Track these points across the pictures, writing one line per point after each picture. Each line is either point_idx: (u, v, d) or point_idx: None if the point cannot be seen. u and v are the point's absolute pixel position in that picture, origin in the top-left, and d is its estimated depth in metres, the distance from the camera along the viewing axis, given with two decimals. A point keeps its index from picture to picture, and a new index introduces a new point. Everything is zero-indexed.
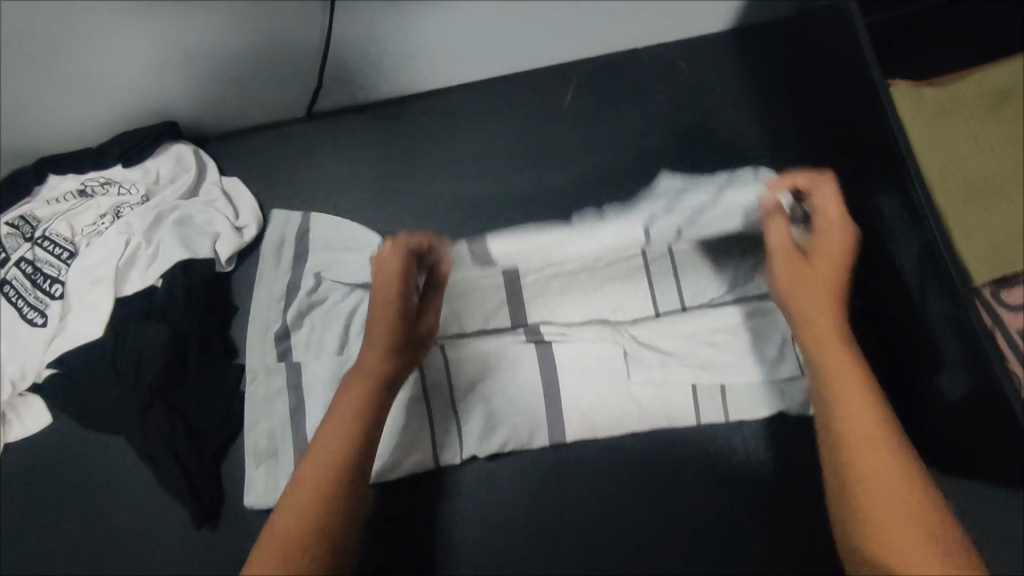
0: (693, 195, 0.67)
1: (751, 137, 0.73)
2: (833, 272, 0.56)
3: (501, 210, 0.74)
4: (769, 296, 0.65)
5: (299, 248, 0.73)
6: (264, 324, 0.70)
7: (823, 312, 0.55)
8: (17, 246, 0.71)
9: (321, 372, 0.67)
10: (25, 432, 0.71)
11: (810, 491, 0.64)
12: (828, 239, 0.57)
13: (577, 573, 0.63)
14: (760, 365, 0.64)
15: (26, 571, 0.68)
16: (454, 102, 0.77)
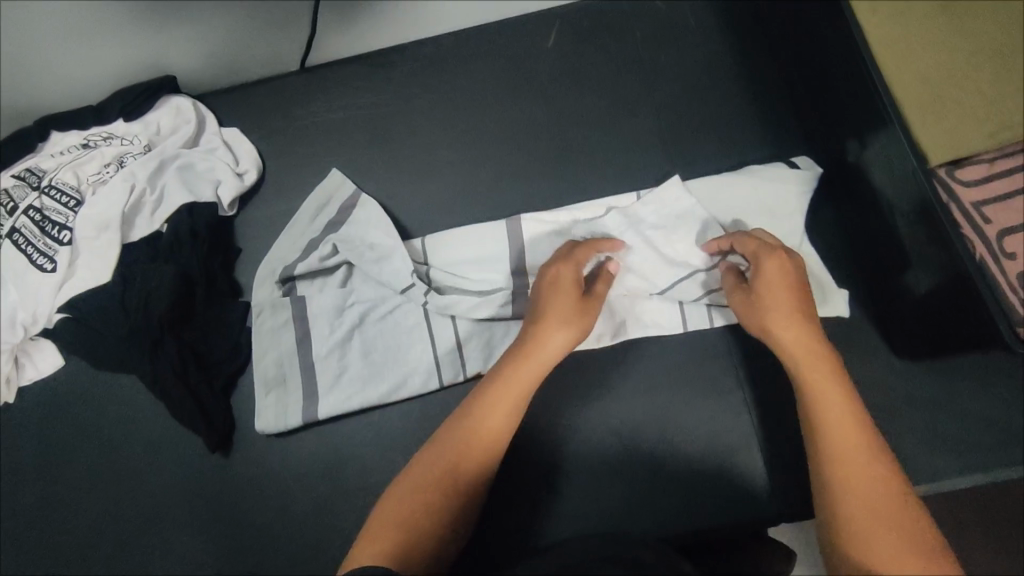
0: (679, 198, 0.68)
1: (732, 66, 0.75)
2: (784, 303, 0.57)
3: (493, 145, 0.76)
4: (750, 213, 0.67)
5: (338, 216, 0.73)
6: (270, 263, 0.72)
7: (796, 338, 0.56)
8: (25, 196, 0.74)
9: (326, 304, 0.70)
10: (38, 374, 0.73)
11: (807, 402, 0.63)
12: (773, 280, 0.58)
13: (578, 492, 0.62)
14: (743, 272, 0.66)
15: (43, 505, 0.70)
16: (443, 47, 0.80)
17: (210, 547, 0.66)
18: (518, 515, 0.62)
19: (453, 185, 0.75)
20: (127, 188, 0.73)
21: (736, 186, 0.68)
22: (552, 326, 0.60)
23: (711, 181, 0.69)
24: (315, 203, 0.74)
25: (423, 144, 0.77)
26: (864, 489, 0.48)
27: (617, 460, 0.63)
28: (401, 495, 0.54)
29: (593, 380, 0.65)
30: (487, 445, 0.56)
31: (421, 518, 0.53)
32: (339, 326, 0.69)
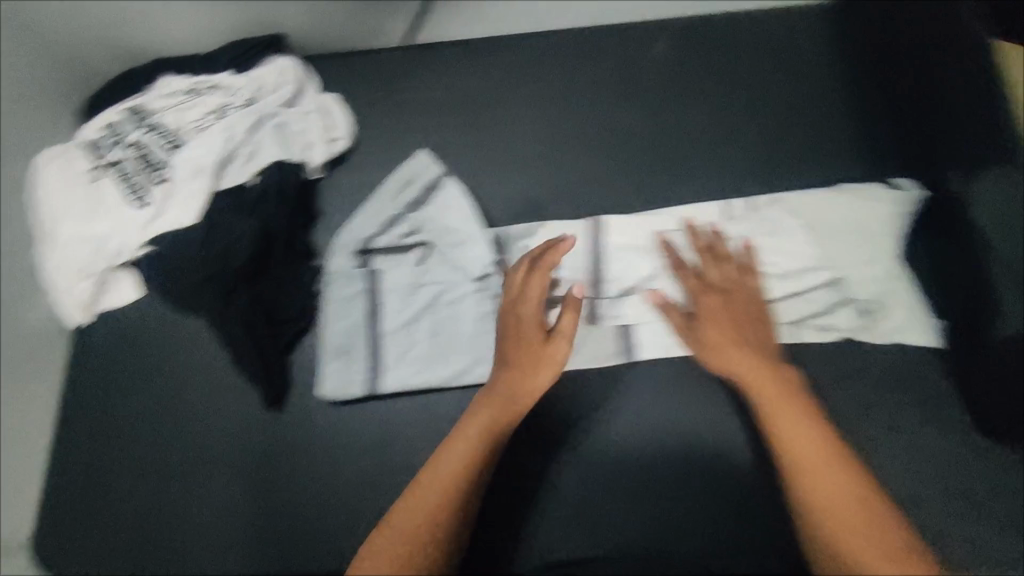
0: (771, 212, 0.72)
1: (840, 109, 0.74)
2: (721, 328, 0.64)
3: (585, 149, 0.76)
4: (830, 244, 0.71)
5: (418, 196, 0.74)
6: (348, 235, 0.74)
7: (739, 355, 0.62)
8: (130, 131, 0.77)
9: (400, 282, 0.72)
10: (115, 304, 0.76)
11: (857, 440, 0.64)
12: (717, 308, 0.65)
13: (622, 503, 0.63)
14: (825, 288, 0.69)
15: (101, 425, 0.72)
16: (551, 44, 0.80)
17: (250, 500, 0.68)
18: (560, 521, 0.63)
19: (538, 182, 0.75)
20: (226, 140, 0.75)
21: (822, 214, 0.72)
22: (511, 359, 0.63)
23: (793, 211, 0.72)
24: (399, 180, 0.75)
25: (514, 135, 0.77)
26: (830, 492, 0.53)
27: (666, 479, 0.64)
28: (399, 519, 0.54)
29: (652, 395, 0.66)
30: (473, 456, 0.57)
31: (426, 533, 0.54)
32: (412, 300, 0.71)
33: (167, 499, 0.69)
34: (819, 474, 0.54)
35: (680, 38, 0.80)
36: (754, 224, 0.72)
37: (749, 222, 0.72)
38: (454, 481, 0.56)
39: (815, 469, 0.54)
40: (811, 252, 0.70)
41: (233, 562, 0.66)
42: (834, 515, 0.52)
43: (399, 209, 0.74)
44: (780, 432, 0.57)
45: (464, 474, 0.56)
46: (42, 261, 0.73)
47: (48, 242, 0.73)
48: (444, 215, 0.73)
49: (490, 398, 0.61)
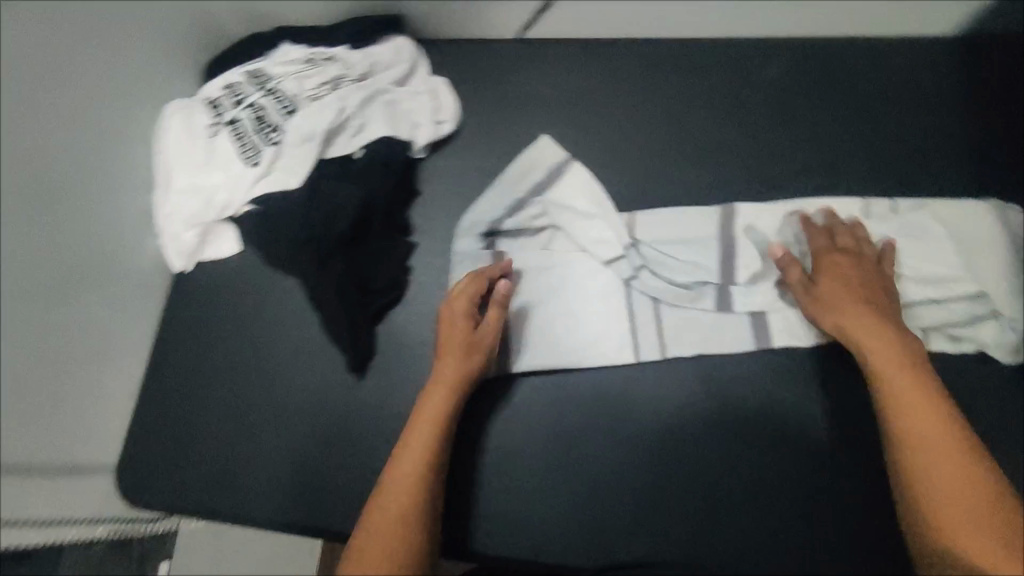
0: (912, 213, 0.72)
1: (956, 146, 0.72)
2: (842, 288, 0.66)
3: (688, 159, 0.76)
4: (965, 257, 0.70)
5: (541, 181, 0.76)
6: (473, 216, 0.76)
7: (855, 315, 0.64)
8: (250, 92, 0.80)
9: (525, 262, 0.75)
10: (217, 255, 0.79)
11: None
12: (845, 271, 0.68)
13: (698, 508, 0.65)
14: (967, 296, 0.68)
15: (191, 368, 0.75)
16: (663, 51, 0.81)
17: (326, 460, 0.70)
18: (630, 519, 0.65)
19: (637, 188, 0.76)
20: (338, 109, 0.77)
21: (953, 227, 0.71)
22: (452, 351, 0.67)
23: (923, 223, 0.71)
24: (518, 166, 0.77)
25: (618, 139, 0.78)
26: (936, 456, 0.56)
27: (749, 488, 0.65)
28: (380, 514, 0.57)
29: (758, 399, 0.68)
30: (429, 444, 0.62)
31: (407, 520, 0.57)
32: (541, 281, 0.74)
33: (247, 449, 0.71)
34: (942, 450, 0.56)
35: (794, 58, 0.79)
36: (892, 226, 0.72)
37: (889, 224, 0.72)
38: (415, 469, 0.60)
39: (937, 445, 0.56)
40: (949, 266, 0.70)
41: (306, 517, 0.68)
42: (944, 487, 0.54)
43: (524, 190, 0.76)
44: (905, 406, 0.59)
45: (422, 462, 0.60)
46: (157, 207, 0.76)
47: (165, 190, 0.76)
48: (569, 198, 0.76)
49: (442, 390, 0.65)
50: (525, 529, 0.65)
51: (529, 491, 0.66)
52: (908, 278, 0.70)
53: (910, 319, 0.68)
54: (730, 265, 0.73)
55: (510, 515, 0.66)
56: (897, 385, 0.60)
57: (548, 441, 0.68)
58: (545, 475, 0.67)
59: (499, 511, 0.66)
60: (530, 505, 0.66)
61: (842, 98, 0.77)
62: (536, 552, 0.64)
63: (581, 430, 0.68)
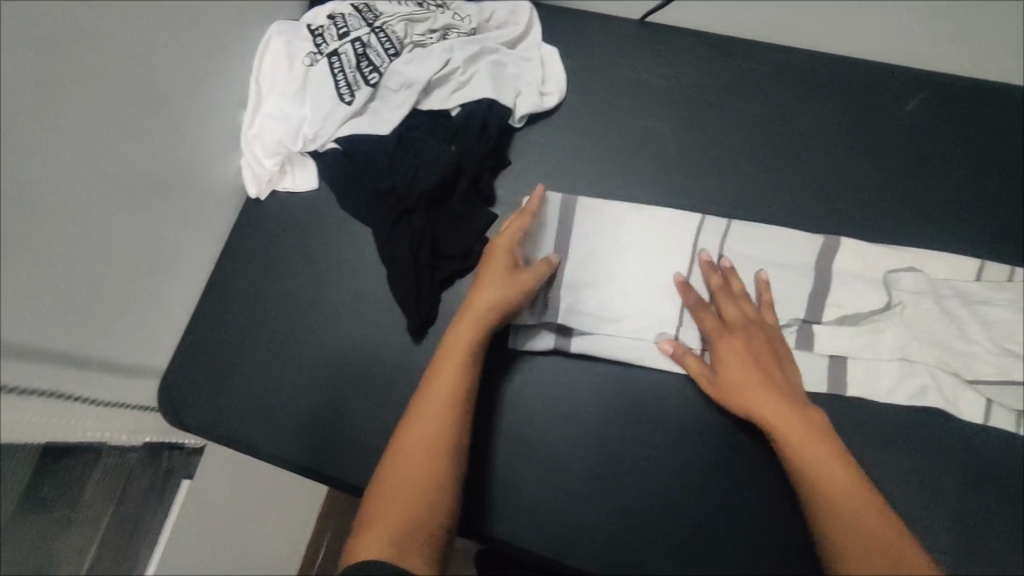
0: None
1: None
2: (738, 338, 0.62)
3: (796, 180, 0.71)
4: None
5: (635, 178, 0.74)
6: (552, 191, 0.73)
7: (752, 384, 0.59)
8: (358, 27, 0.75)
9: (600, 249, 0.70)
10: (293, 187, 0.77)
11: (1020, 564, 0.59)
12: (732, 311, 0.64)
13: (738, 547, 0.60)
14: None
15: (248, 297, 0.74)
16: (790, 61, 0.76)
17: (368, 416, 0.68)
18: (665, 541, 0.60)
19: (737, 200, 0.71)
20: (444, 61, 0.74)
21: None
22: (488, 281, 0.63)
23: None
24: (617, 164, 0.74)
25: (725, 146, 0.73)
26: (849, 533, 0.50)
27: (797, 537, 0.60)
28: (403, 474, 0.54)
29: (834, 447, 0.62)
30: (451, 400, 0.57)
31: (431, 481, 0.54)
32: (615, 272, 0.69)
33: (292, 388, 0.70)
34: (833, 487, 0.53)
35: (933, 94, 0.73)
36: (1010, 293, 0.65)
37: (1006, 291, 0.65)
38: (438, 426, 0.56)
39: (834, 481, 0.53)
40: None
41: (337, 469, 0.66)
42: (845, 525, 0.51)
43: (613, 186, 0.74)
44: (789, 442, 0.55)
45: (442, 419, 0.56)
46: (244, 127, 0.74)
47: (255, 111, 0.74)
48: (659, 200, 0.72)
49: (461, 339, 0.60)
50: (555, 524, 0.61)
51: (565, 487, 0.63)
52: (1013, 355, 0.64)
53: (1008, 400, 0.63)
54: (822, 300, 0.67)
55: (543, 506, 0.62)
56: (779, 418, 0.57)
57: (596, 440, 0.64)
58: (582, 477, 0.63)
59: (532, 501, 0.62)
60: (565, 501, 0.62)
61: (976, 148, 0.71)
62: (562, 551, 0.60)
63: (631, 437, 0.64)
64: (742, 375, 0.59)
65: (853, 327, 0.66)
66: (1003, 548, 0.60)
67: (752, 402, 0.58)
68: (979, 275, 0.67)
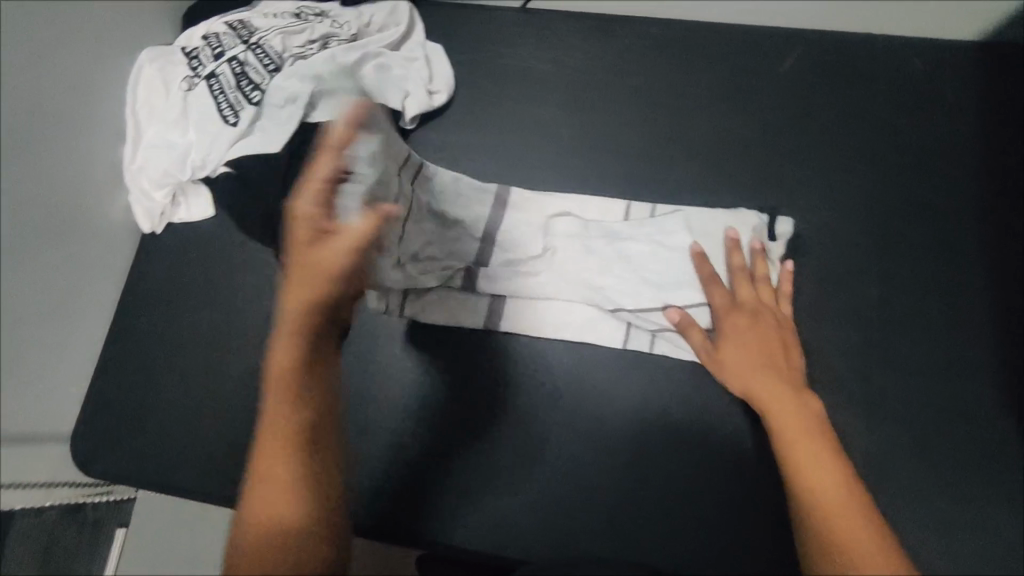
0: (914, 227, 0.69)
1: (963, 169, 0.70)
2: (745, 319, 0.63)
3: (686, 150, 0.73)
4: (959, 273, 0.67)
5: (530, 168, 0.74)
6: None
7: (753, 365, 0.60)
8: (233, 45, 0.74)
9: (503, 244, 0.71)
10: (188, 217, 0.75)
11: (932, 489, 0.61)
12: (748, 294, 0.65)
13: (667, 515, 0.60)
14: (963, 316, 0.66)
15: (155, 337, 0.72)
16: (670, 33, 0.77)
17: None
18: (594, 519, 0.61)
19: (632, 177, 0.72)
20: (326, 71, 0.72)
21: (948, 243, 0.68)
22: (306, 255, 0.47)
23: (915, 232, 0.69)
24: (513, 155, 0.74)
25: (616, 124, 0.74)
26: (837, 512, 0.49)
27: (721, 496, 0.61)
28: (266, 483, 0.45)
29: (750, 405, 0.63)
30: (289, 387, 0.47)
31: (292, 488, 0.45)
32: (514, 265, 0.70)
33: (209, 423, 0.69)
34: (818, 469, 0.51)
35: (809, 49, 0.75)
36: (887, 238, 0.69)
37: (887, 235, 0.69)
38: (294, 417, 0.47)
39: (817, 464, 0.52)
40: (943, 281, 0.67)
41: None
42: (821, 508, 0.49)
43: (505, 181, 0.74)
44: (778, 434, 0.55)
45: (287, 406, 0.47)
46: (126, 162, 0.72)
47: (137, 143, 0.72)
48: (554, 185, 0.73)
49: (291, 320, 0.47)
50: (489, 521, 0.61)
51: (495, 482, 0.62)
52: (902, 295, 0.67)
53: (903, 337, 0.65)
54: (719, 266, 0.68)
55: (473, 504, 0.61)
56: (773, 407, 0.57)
57: (520, 431, 0.64)
58: (510, 468, 0.62)
59: (459, 502, 0.62)
60: (496, 495, 0.62)
61: (856, 97, 0.73)
62: (498, 546, 0.60)
63: (552, 426, 0.64)
64: (745, 355, 0.61)
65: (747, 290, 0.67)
66: (917, 477, 0.61)
67: (744, 381, 0.60)
68: (864, 223, 0.69)
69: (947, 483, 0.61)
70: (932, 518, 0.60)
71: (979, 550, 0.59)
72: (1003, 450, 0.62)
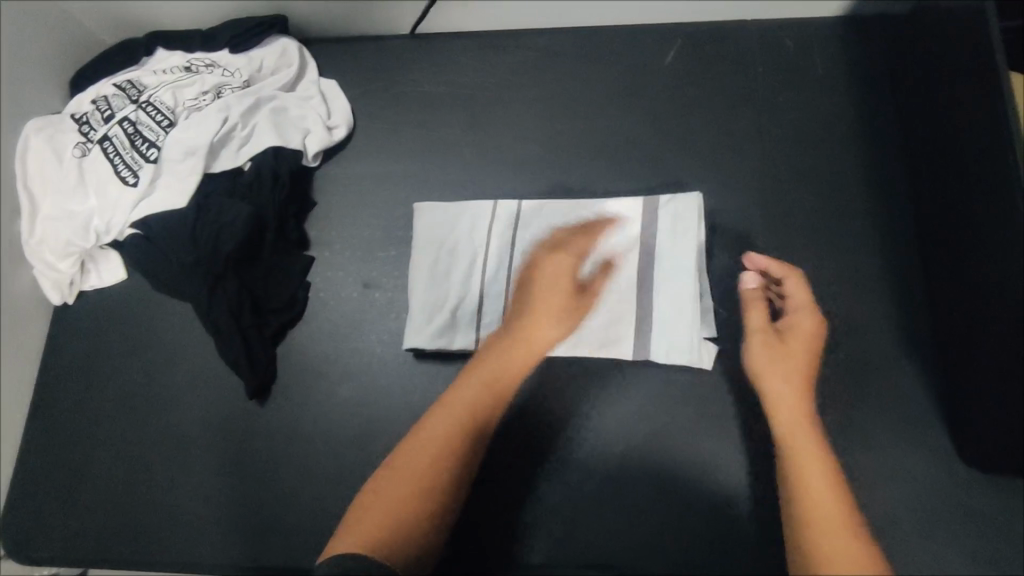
0: (809, 195, 0.72)
1: (848, 134, 0.74)
2: (801, 341, 0.64)
3: (585, 150, 0.75)
4: (855, 234, 0.70)
5: (439, 189, 0.75)
6: (362, 236, 0.75)
7: (787, 374, 0.62)
8: (123, 106, 0.73)
9: (422, 266, 0.71)
10: (100, 283, 0.74)
11: (851, 443, 0.63)
12: (799, 300, 0.66)
13: (606, 505, 0.62)
14: (863, 274, 0.69)
15: (80, 408, 0.71)
16: (556, 41, 0.79)
17: (230, 491, 0.66)
18: (536, 521, 0.62)
19: (537, 184, 0.74)
20: (221, 119, 0.71)
21: (842, 207, 0.71)
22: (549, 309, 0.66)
23: (810, 200, 0.72)
24: (424, 179, 0.76)
25: (515, 134, 0.76)
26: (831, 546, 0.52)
27: (655, 480, 0.63)
28: (405, 459, 0.58)
29: (672, 395, 0.65)
30: (467, 415, 0.62)
31: (428, 483, 0.57)
32: (439, 283, 0.70)
33: (146, 487, 0.67)
34: (818, 497, 0.55)
35: (689, 39, 0.78)
36: (786, 209, 0.71)
37: (785, 206, 0.71)
38: (457, 431, 0.61)
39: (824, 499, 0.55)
40: (842, 243, 0.70)
41: (209, 555, 0.64)
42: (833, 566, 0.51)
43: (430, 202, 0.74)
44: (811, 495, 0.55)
45: (467, 420, 0.61)
46: (25, 236, 0.70)
47: (34, 216, 0.70)
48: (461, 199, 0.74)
49: (469, 395, 0.63)
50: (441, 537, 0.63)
51: None
52: (805, 261, 0.69)
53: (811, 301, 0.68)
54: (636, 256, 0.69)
55: None
56: (810, 468, 0.57)
57: None
58: None
59: None
60: None
61: (740, 79, 0.76)
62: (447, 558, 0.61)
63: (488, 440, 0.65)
64: (779, 355, 0.63)
65: (666, 274, 0.68)
66: (836, 433, 0.64)
67: (767, 384, 0.62)
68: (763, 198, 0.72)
69: (866, 435, 0.63)
70: (856, 470, 0.62)
71: (906, 497, 0.61)
72: (917, 396, 0.64)
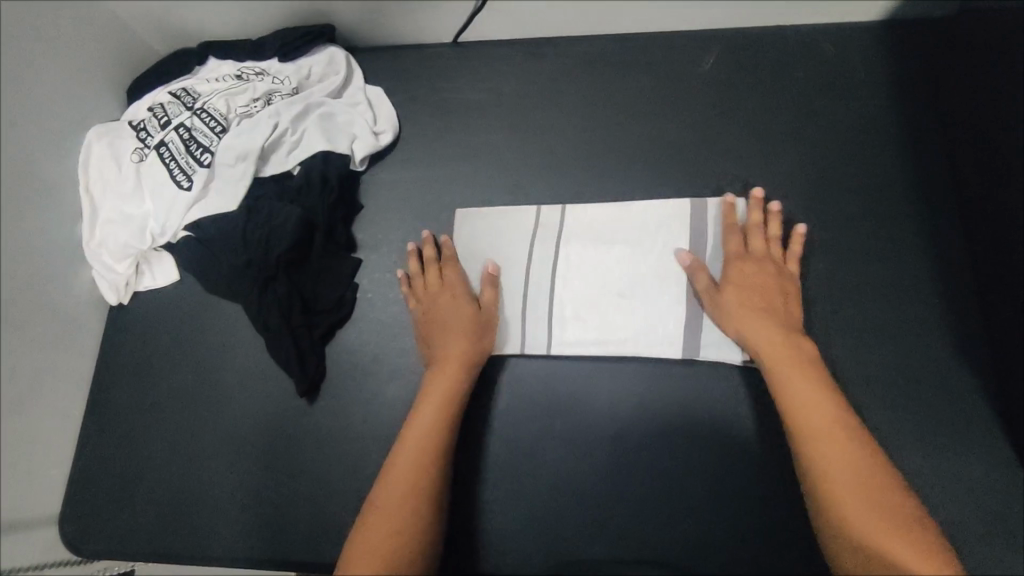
0: (852, 197, 0.72)
1: (890, 137, 0.74)
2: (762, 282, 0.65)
3: (626, 154, 0.76)
4: (901, 236, 0.70)
5: (482, 192, 0.77)
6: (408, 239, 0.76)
7: (760, 321, 0.63)
8: (179, 113, 0.76)
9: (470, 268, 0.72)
10: (153, 284, 0.77)
11: (900, 443, 0.63)
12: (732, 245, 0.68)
13: (653, 503, 0.63)
14: (909, 275, 0.68)
15: (134, 405, 0.73)
16: (596, 48, 0.80)
17: (280, 486, 0.67)
18: (583, 518, 0.64)
19: (579, 187, 0.75)
20: (272, 125, 0.73)
21: (885, 209, 0.71)
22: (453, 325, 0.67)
23: (853, 203, 0.72)
24: (467, 182, 0.77)
25: (557, 139, 0.77)
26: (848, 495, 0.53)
27: (702, 479, 0.63)
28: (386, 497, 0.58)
29: (718, 396, 0.65)
30: (437, 429, 0.61)
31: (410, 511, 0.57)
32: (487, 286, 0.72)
33: (198, 482, 0.69)
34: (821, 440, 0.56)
35: (728, 45, 0.79)
36: (828, 212, 0.71)
37: (827, 209, 0.72)
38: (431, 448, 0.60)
39: (835, 442, 0.55)
40: (887, 246, 0.70)
41: (259, 548, 0.66)
42: (860, 522, 0.51)
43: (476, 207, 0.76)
44: (815, 434, 0.56)
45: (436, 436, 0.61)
46: (85, 240, 0.72)
47: (93, 219, 0.73)
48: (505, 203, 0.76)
49: (440, 394, 0.63)
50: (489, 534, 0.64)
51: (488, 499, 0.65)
52: (849, 264, 0.69)
53: (856, 302, 0.68)
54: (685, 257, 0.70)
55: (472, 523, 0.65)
56: (802, 406, 0.58)
57: (505, 452, 0.67)
58: (499, 486, 0.66)
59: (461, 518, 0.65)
60: (490, 515, 0.65)
61: (779, 84, 0.77)
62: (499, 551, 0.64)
63: (535, 440, 0.67)
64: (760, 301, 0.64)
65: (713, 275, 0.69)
66: (885, 434, 0.63)
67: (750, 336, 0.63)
68: (805, 201, 0.72)
69: (915, 435, 0.63)
70: (906, 469, 0.62)
71: (957, 497, 0.61)
72: (967, 396, 0.64)
